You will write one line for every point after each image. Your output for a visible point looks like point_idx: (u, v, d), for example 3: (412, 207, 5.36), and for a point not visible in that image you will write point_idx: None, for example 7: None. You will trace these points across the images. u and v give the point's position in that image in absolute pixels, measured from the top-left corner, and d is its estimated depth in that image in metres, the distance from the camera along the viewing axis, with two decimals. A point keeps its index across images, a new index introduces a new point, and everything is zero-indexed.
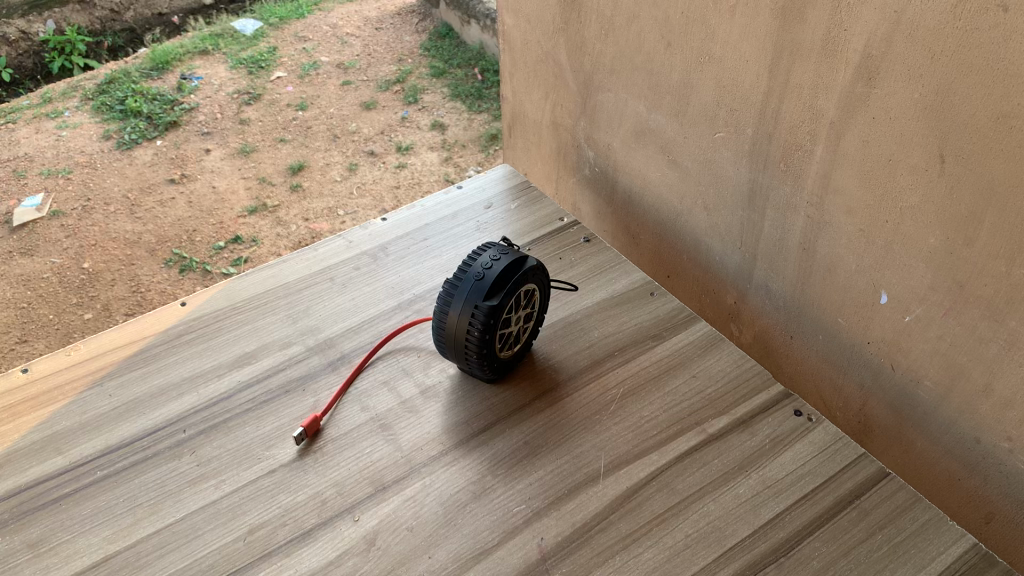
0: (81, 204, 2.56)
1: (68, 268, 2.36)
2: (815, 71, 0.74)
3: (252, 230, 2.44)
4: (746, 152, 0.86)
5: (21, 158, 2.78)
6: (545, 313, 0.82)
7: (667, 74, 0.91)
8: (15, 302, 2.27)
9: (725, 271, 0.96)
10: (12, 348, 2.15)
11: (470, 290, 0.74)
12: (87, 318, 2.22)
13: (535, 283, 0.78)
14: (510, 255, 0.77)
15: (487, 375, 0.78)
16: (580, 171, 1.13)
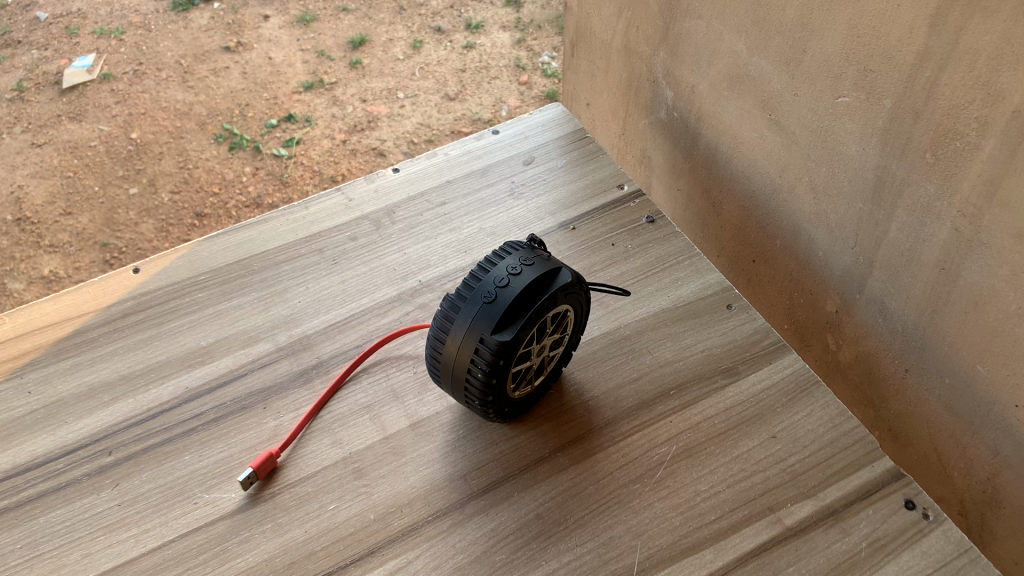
0: (133, 67, 2.08)
1: (117, 136, 1.93)
2: (1001, 33, 0.49)
3: (306, 107, 1.95)
4: (877, 129, 0.62)
5: (72, 14, 2.27)
6: (581, 333, 0.62)
7: (781, 8, 0.66)
8: (60, 170, 1.89)
9: (827, 272, 0.73)
10: (55, 222, 1.80)
11: (476, 315, 0.54)
12: (132, 194, 1.82)
13: (569, 302, 0.58)
14: (538, 265, 0.56)
15: (495, 419, 0.59)
16: (653, 113, 0.89)
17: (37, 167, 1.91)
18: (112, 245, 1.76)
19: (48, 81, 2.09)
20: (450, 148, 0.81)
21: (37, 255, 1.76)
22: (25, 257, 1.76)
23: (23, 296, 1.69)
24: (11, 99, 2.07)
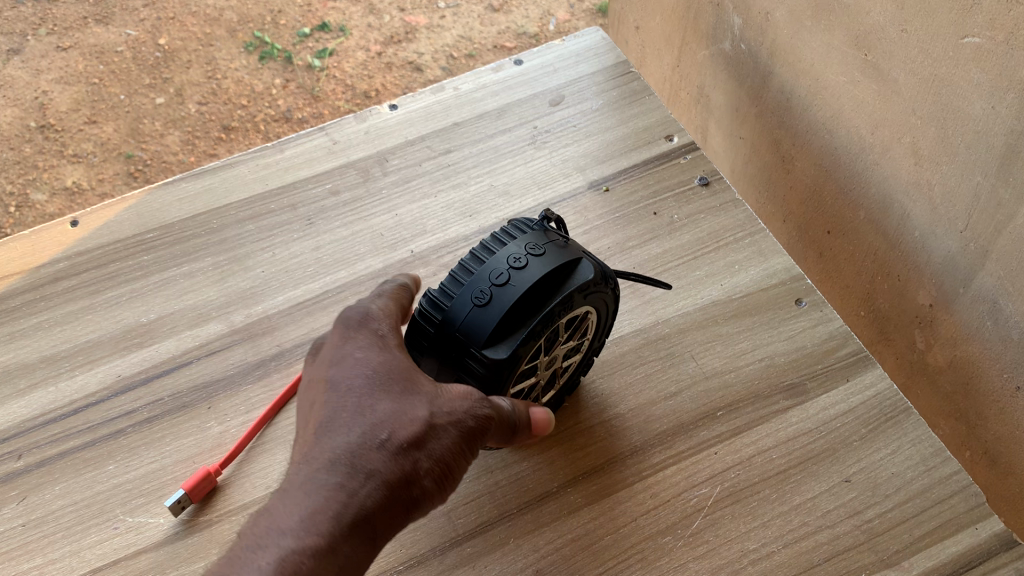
0: None
1: (144, 42, 1.34)
2: None
3: (340, 16, 1.38)
4: (1016, 82, 0.46)
5: None
6: (606, 332, 0.49)
7: None
8: (86, 77, 1.32)
9: (924, 257, 0.58)
10: (78, 130, 1.27)
11: (463, 322, 0.41)
12: (159, 104, 1.30)
13: (590, 301, 0.44)
14: (552, 252, 0.43)
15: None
16: (715, 44, 0.73)
17: (63, 73, 1.33)
18: (139, 158, 1.26)
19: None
20: (461, 81, 0.66)
21: (60, 164, 1.26)
22: (46, 167, 1.26)
23: (45, 209, 1.23)
24: None
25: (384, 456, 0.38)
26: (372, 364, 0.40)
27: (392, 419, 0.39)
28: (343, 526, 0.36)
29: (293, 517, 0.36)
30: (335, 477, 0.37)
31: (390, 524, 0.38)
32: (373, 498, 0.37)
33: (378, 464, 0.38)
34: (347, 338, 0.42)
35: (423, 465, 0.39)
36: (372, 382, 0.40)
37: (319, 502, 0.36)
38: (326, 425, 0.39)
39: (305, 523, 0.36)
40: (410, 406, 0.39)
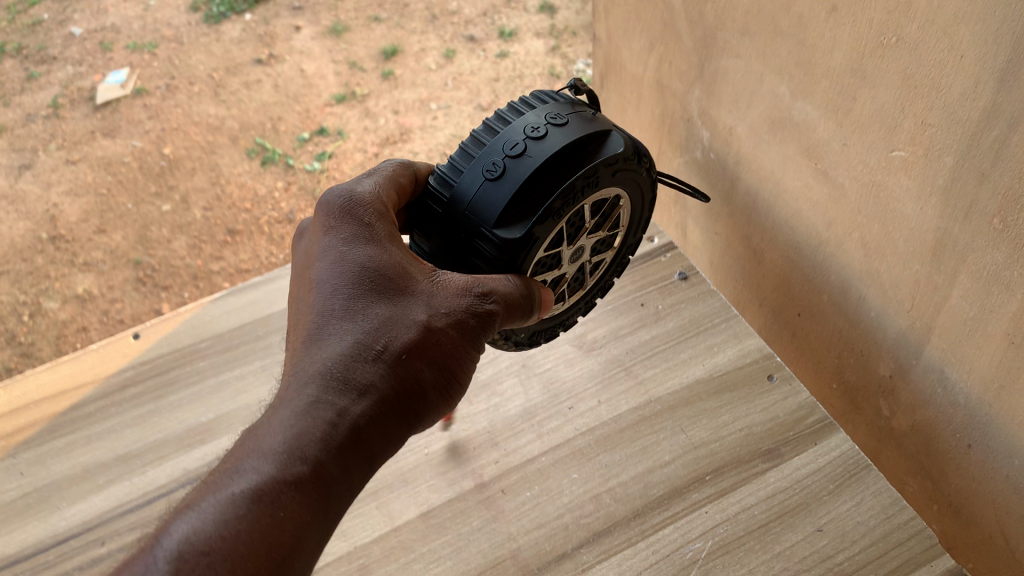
0: (166, 81, 1.64)
1: (149, 151, 1.54)
2: None
3: (338, 120, 1.51)
4: (937, 188, 0.56)
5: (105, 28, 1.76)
6: (628, 229, 0.60)
7: (828, 51, 0.60)
8: (95, 187, 1.51)
9: (880, 334, 0.67)
10: (88, 239, 1.45)
11: (482, 187, 0.51)
12: (164, 210, 1.46)
13: (617, 180, 0.54)
14: (568, 128, 0.53)
15: (512, 343, 0.59)
16: (688, 153, 0.83)
17: (72, 184, 1.52)
18: (146, 263, 1.42)
19: (82, 96, 1.65)
20: None
21: (72, 273, 1.43)
22: (59, 276, 1.43)
23: (58, 316, 1.40)
24: (45, 116, 1.63)
25: (375, 364, 0.47)
26: (364, 274, 0.50)
27: (381, 329, 0.48)
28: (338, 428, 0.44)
29: (286, 426, 0.44)
30: (326, 391, 0.45)
31: (385, 420, 0.46)
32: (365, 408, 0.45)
33: (372, 367, 0.47)
34: (342, 253, 0.51)
35: (415, 358, 0.48)
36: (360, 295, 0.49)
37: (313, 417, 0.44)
38: (323, 335, 0.48)
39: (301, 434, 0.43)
40: (401, 315, 0.49)
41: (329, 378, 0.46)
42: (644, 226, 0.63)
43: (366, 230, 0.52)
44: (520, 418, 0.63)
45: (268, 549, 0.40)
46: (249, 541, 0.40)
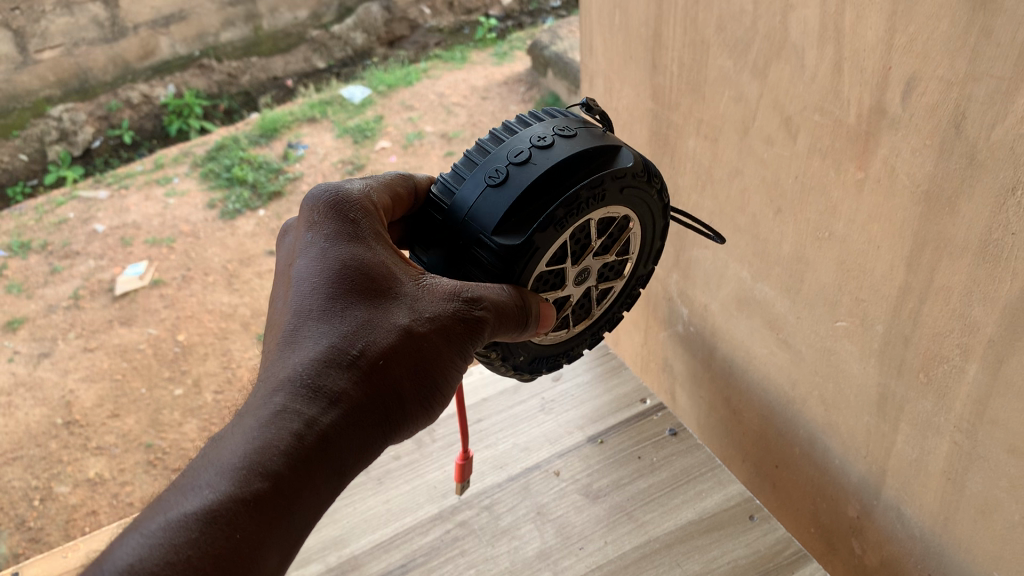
0: (182, 272, 2.06)
1: (164, 337, 1.87)
2: (969, 275, 0.57)
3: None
4: (874, 351, 0.69)
5: (128, 226, 2.28)
6: (632, 253, 0.67)
7: (777, 243, 0.75)
8: (110, 373, 1.80)
9: (844, 479, 0.78)
10: (103, 423, 1.67)
11: (487, 198, 0.58)
12: (178, 393, 1.72)
13: (624, 199, 0.61)
14: (572, 145, 0.59)
15: (510, 365, 0.66)
16: (671, 328, 0.97)
17: (87, 371, 1.82)
18: (157, 445, 1.61)
19: (101, 286, 2.08)
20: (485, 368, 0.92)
21: (84, 457, 1.61)
22: (71, 460, 1.61)
23: (68, 500, 1.54)
24: (66, 307, 2.02)
25: (344, 371, 0.55)
26: (346, 284, 0.58)
27: (352, 336, 0.56)
28: (300, 432, 0.52)
29: (257, 433, 0.51)
30: (295, 396, 0.53)
31: (349, 425, 0.54)
32: (328, 417, 0.53)
33: (342, 375, 0.55)
34: (322, 267, 0.59)
35: (386, 366, 0.56)
36: (340, 304, 0.58)
37: (282, 422, 0.52)
38: (304, 342, 0.56)
39: (266, 440, 0.51)
40: (376, 328, 0.57)
41: (299, 384, 0.54)
42: (652, 254, 0.70)
43: (346, 245, 0.60)
44: (536, 558, 0.72)
45: (225, 553, 0.47)
46: (203, 559, 0.46)
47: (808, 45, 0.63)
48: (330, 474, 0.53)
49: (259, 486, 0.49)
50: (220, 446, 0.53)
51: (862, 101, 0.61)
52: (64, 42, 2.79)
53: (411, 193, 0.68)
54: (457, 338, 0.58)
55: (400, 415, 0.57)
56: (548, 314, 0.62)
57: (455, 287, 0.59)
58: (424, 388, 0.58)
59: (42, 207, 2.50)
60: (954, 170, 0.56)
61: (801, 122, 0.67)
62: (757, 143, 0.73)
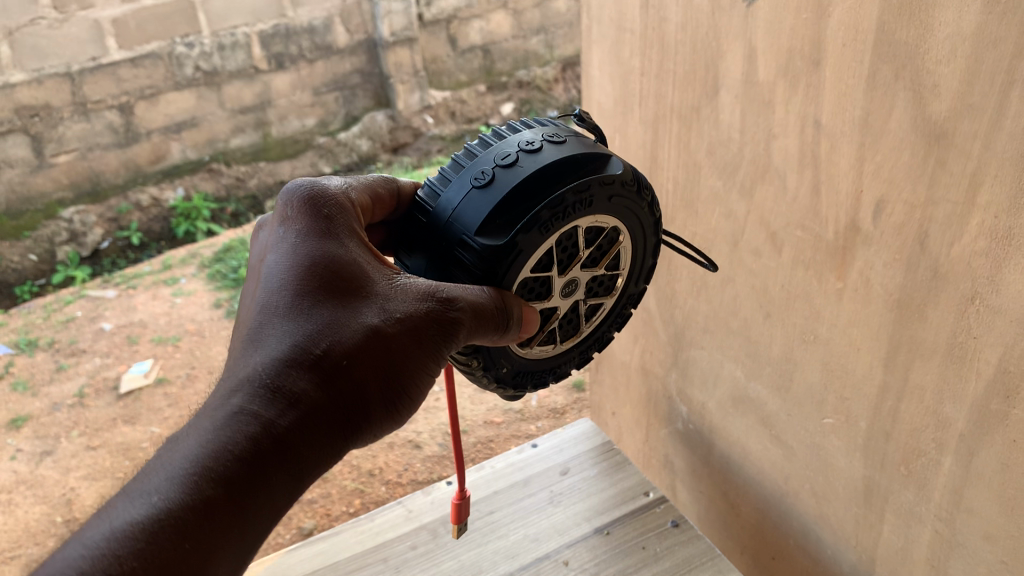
0: (187, 371, 2.12)
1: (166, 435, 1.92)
2: (938, 375, 0.64)
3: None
4: (859, 445, 0.74)
5: (134, 325, 2.36)
6: (620, 269, 0.71)
7: (768, 346, 0.81)
8: (112, 471, 1.83)
9: (836, 569, 0.82)
10: None
11: (473, 201, 0.62)
12: None
13: (612, 207, 0.65)
14: (555, 152, 0.63)
15: (493, 377, 0.70)
16: (670, 425, 1.02)
17: (89, 469, 1.85)
18: None
19: (106, 384, 2.13)
20: (496, 461, 0.97)
21: None
22: None
23: None
24: (70, 404, 2.07)
25: (304, 370, 0.59)
26: (313, 286, 0.62)
27: (314, 338, 0.60)
28: (254, 434, 0.55)
29: (213, 434, 0.55)
30: (251, 398, 0.57)
31: (307, 423, 0.58)
32: (285, 417, 0.57)
33: (302, 375, 0.59)
34: (292, 267, 0.64)
35: (348, 364, 0.60)
36: (307, 304, 0.62)
37: (239, 422, 0.56)
38: (269, 343, 0.60)
39: (219, 440, 0.55)
40: (340, 329, 0.61)
41: (258, 386, 0.58)
42: (643, 272, 0.74)
43: (318, 244, 0.65)
44: None
45: (174, 552, 0.51)
46: (150, 558, 0.50)
47: (789, 169, 0.72)
48: (287, 474, 0.56)
49: (211, 487, 0.53)
50: (180, 446, 0.56)
51: (838, 219, 0.69)
52: (77, 146, 2.90)
53: (392, 199, 0.73)
54: (423, 339, 0.61)
55: (364, 416, 0.60)
56: (531, 319, 0.65)
57: (425, 289, 0.63)
58: (390, 389, 0.61)
59: (49, 304, 2.58)
60: (921, 281, 0.63)
61: (785, 237, 0.75)
62: (746, 254, 0.80)
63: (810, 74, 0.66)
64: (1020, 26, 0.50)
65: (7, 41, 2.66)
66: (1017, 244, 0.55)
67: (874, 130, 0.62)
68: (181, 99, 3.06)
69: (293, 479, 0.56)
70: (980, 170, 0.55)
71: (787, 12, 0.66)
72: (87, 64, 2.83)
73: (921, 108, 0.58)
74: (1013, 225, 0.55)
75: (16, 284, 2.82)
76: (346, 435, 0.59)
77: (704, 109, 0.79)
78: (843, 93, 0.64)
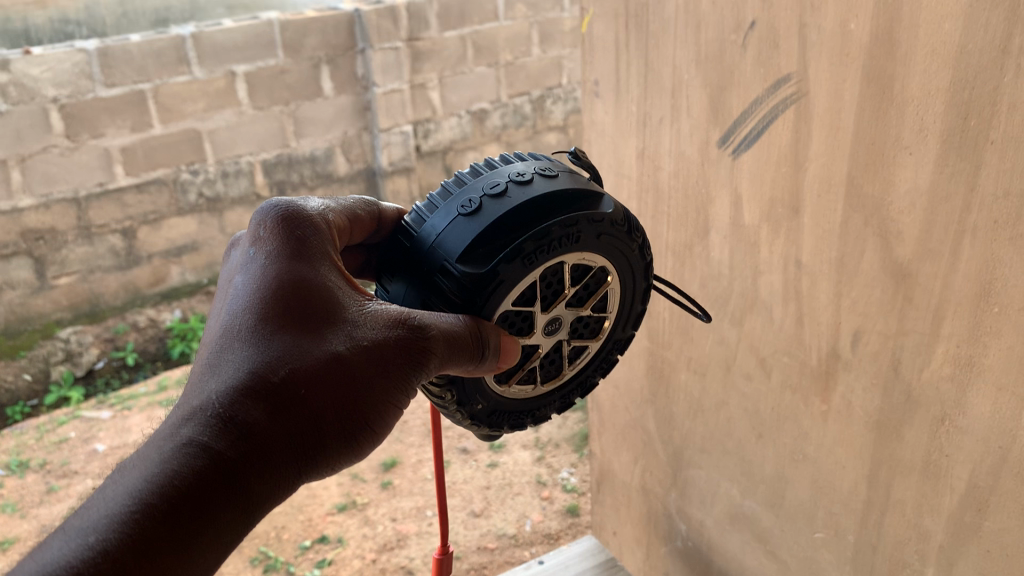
0: None
1: None
2: (917, 490, 0.70)
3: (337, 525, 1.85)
4: (848, 558, 0.80)
5: (127, 445, 2.36)
6: (607, 312, 0.74)
7: (761, 464, 0.88)
8: None
9: None
10: None
11: (458, 228, 0.66)
12: None
13: (600, 245, 0.69)
14: (541, 187, 0.67)
15: (467, 414, 0.72)
16: (670, 542, 1.07)
17: None
18: None
19: None
20: None
21: None
22: None
23: None
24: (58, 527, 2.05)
25: (259, 399, 0.60)
26: (277, 312, 0.63)
27: (273, 364, 0.61)
28: (199, 465, 0.56)
29: (159, 465, 0.56)
30: (202, 427, 0.58)
31: (258, 450, 0.58)
32: (234, 447, 0.58)
33: (256, 403, 0.59)
34: (259, 291, 0.65)
35: (305, 391, 0.61)
36: (270, 329, 0.63)
37: (186, 453, 0.56)
38: (226, 369, 0.61)
39: (165, 472, 0.55)
40: (301, 356, 0.62)
41: (210, 415, 0.58)
42: (632, 318, 0.77)
43: (286, 268, 0.66)
44: None
45: None
46: None
47: (775, 302, 0.80)
48: (235, 504, 0.57)
49: (156, 518, 0.54)
50: (129, 474, 0.57)
51: (821, 347, 0.76)
52: (79, 268, 2.81)
53: (372, 221, 0.77)
54: (388, 368, 0.64)
55: (320, 443, 0.61)
56: (510, 350, 0.67)
57: (394, 317, 0.65)
58: (349, 416, 0.63)
59: (42, 425, 2.57)
60: (897, 404, 0.70)
61: (773, 362, 0.82)
62: (738, 378, 0.87)
63: (791, 219, 0.75)
64: (967, 186, 0.59)
65: (18, 167, 2.59)
66: (978, 370, 0.63)
67: (849, 269, 0.71)
68: (182, 223, 2.96)
69: (243, 507, 0.57)
70: (943, 306, 0.63)
71: (768, 166, 0.75)
72: (94, 189, 2.74)
73: (888, 250, 0.67)
74: (974, 353, 0.62)
75: (7, 405, 2.74)
76: (299, 463, 0.60)
77: (696, 246, 0.87)
78: (821, 236, 0.72)
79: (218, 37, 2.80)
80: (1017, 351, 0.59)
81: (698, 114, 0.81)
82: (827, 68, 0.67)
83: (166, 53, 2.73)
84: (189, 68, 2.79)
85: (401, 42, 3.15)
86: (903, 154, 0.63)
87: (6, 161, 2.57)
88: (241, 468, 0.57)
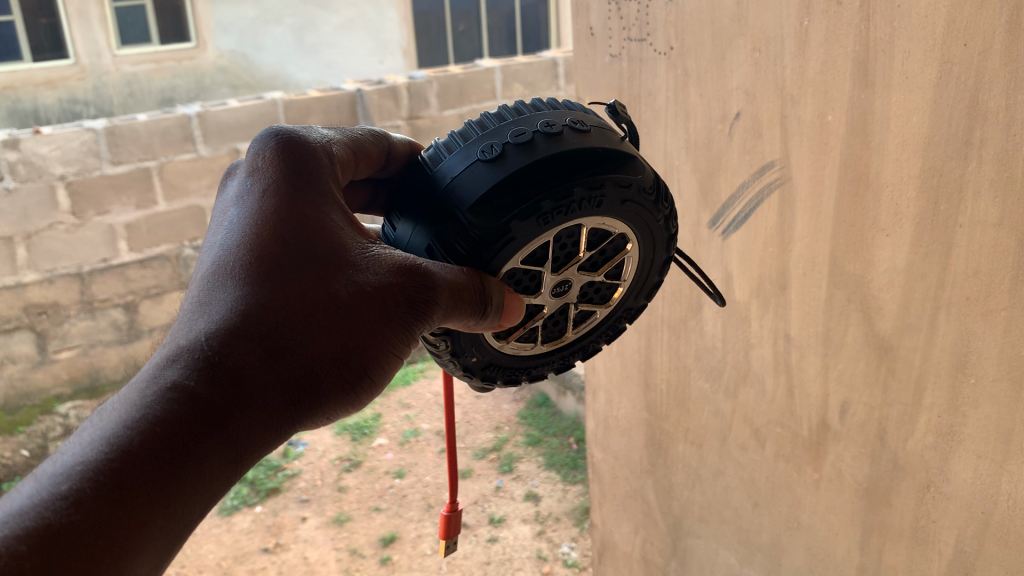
0: None
1: None
2: (907, 555, 0.74)
3: None
4: None
5: None
6: (622, 281, 0.62)
7: (758, 533, 0.91)
8: None
9: None
10: None
11: (476, 171, 0.54)
12: None
13: (625, 213, 0.56)
14: (568, 137, 0.55)
15: (459, 365, 0.60)
16: None
17: None
18: None
19: None
20: None
21: None
22: None
23: None
24: None
25: (255, 340, 0.48)
26: (278, 241, 0.51)
27: (272, 301, 0.49)
28: (182, 414, 0.44)
29: (138, 410, 0.44)
30: (189, 368, 0.46)
31: (251, 398, 0.47)
32: (225, 395, 0.46)
33: (253, 345, 0.48)
34: (258, 217, 0.53)
35: (307, 336, 0.50)
36: (271, 258, 0.51)
37: (167, 399, 0.45)
38: (218, 302, 0.49)
39: (143, 420, 0.44)
40: (304, 294, 0.50)
41: (197, 356, 0.47)
42: (646, 289, 0.64)
43: (291, 193, 0.54)
44: None
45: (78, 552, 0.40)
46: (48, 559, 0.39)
47: (766, 375, 0.83)
48: (222, 461, 0.46)
49: (132, 473, 0.42)
50: (102, 417, 0.46)
51: (811, 418, 0.80)
52: (81, 342, 2.54)
53: (380, 156, 0.63)
54: (394, 315, 0.52)
55: (318, 395, 0.50)
56: (514, 309, 0.55)
57: (403, 260, 0.53)
58: (350, 368, 0.51)
59: None
60: (884, 472, 0.73)
61: (767, 433, 0.85)
62: (733, 449, 0.90)
63: (779, 296, 0.79)
64: (940, 267, 0.63)
65: (23, 244, 2.37)
66: (958, 439, 0.66)
67: (835, 343, 0.75)
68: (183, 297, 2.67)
69: (230, 462, 0.46)
70: (923, 378, 0.67)
71: (756, 246, 0.80)
72: (97, 265, 2.50)
73: (871, 325, 0.71)
74: (953, 423, 0.66)
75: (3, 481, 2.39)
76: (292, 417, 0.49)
77: (690, 320, 0.91)
78: (807, 312, 0.77)
79: (222, 116, 2.59)
80: (993, 421, 0.63)
81: (688, 197, 0.86)
82: (807, 155, 0.72)
83: (171, 131, 2.51)
84: (194, 146, 2.56)
85: (400, 121, 2.97)
86: (881, 236, 0.67)
87: (11, 237, 2.35)
88: (230, 419, 0.46)
